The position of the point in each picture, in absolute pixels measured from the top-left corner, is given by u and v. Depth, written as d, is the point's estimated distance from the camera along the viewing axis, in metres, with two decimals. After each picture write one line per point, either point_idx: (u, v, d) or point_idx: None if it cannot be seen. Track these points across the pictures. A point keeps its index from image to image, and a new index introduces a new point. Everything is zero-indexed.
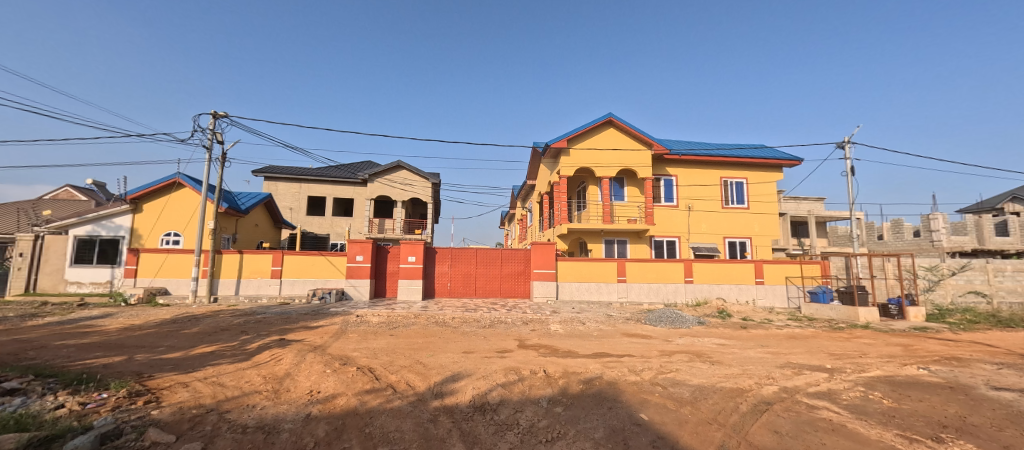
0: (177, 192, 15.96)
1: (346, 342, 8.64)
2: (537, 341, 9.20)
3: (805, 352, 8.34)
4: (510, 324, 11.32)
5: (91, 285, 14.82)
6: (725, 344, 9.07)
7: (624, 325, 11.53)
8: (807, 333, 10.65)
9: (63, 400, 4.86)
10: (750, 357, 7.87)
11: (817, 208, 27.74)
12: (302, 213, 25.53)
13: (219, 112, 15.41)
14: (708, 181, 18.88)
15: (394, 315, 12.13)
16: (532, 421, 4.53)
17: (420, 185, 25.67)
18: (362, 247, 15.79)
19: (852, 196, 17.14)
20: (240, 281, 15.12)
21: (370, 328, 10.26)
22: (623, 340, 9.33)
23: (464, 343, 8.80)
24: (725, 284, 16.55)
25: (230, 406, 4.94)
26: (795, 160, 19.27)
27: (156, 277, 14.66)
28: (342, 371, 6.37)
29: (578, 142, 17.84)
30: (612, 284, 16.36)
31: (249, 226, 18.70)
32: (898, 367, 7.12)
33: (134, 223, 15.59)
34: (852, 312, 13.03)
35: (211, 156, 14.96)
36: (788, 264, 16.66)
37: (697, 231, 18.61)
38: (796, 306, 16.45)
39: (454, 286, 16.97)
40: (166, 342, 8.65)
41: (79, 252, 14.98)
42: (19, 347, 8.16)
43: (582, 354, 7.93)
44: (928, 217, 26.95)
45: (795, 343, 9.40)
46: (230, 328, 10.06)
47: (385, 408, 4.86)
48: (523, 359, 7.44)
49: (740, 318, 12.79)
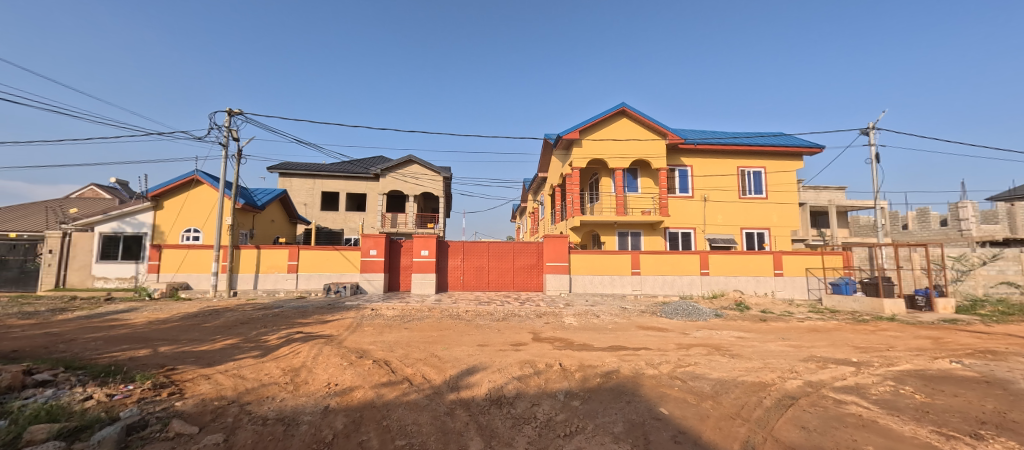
0: (195, 189, 16.27)
1: (362, 335, 8.72)
2: (552, 334, 9.16)
3: (828, 345, 8.10)
4: (523, 317, 11.29)
5: (118, 281, 15.29)
6: (745, 337, 8.87)
7: (639, 318, 11.41)
8: (830, 326, 10.36)
9: (91, 391, 5.00)
10: (771, 350, 7.68)
11: (838, 197, 26.98)
12: (316, 209, 25.87)
13: (234, 109, 15.57)
14: (724, 171, 18.45)
15: (408, 309, 12.21)
16: (549, 415, 4.47)
17: (432, 179, 25.72)
18: (376, 241, 15.92)
19: (877, 184, 16.57)
20: (258, 275, 15.41)
21: (385, 322, 10.34)
22: (639, 333, 9.20)
23: (478, 336, 8.79)
24: (742, 276, 16.22)
25: (250, 398, 5.01)
26: (816, 147, 18.66)
27: (178, 272, 15.04)
28: (359, 363, 6.42)
29: (591, 133, 17.57)
30: (626, 276, 16.17)
31: (265, 222, 18.99)
32: (929, 361, 6.86)
33: (155, 219, 15.95)
34: (877, 304, 12.64)
35: (227, 153, 15.15)
36: (807, 256, 16.23)
37: (712, 222, 18.25)
38: (817, 298, 16.02)
39: (467, 280, 17.02)
40: (188, 335, 8.85)
41: (105, 249, 15.44)
42: (50, 340, 8.45)
43: (598, 347, 7.85)
44: (957, 206, 26.05)
45: (818, 336, 9.13)
46: (250, 322, 10.25)
47: (402, 401, 4.86)
48: (538, 352, 7.39)
49: (759, 311, 12.50)
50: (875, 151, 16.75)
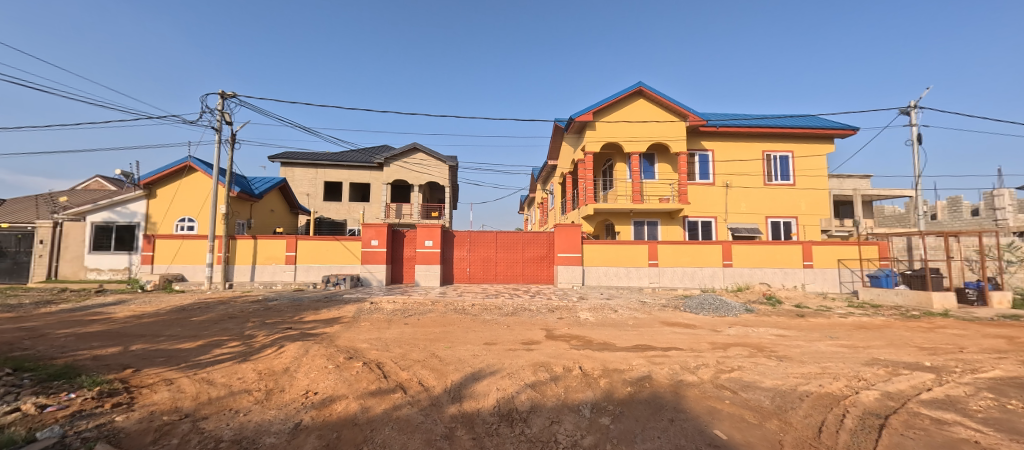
0: (188, 176, 15.50)
1: (357, 332, 7.87)
2: (567, 331, 8.21)
3: (888, 346, 7.04)
4: (535, 312, 10.35)
5: (110, 272, 14.64)
6: (787, 336, 7.83)
7: (661, 312, 10.42)
8: (878, 322, 9.27)
9: (22, 401, 4.18)
10: (823, 351, 6.67)
11: (864, 185, 25.63)
12: (319, 199, 25.16)
13: (227, 92, 14.67)
14: (749, 155, 17.22)
15: (410, 302, 11.32)
16: (573, 439, 3.53)
17: (437, 168, 24.81)
18: (378, 231, 15.07)
19: (918, 168, 15.28)
20: (255, 267, 14.68)
21: (384, 317, 9.48)
22: (664, 330, 8.21)
23: (486, 333, 7.88)
24: (768, 268, 15.07)
25: (209, 411, 4.15)
26: (848, 129, 17.33)
27: (172, 264, 14.34)
28: (348, 366, 5.52)
29: (606, 114, 16.39)
30: (643, 268, 15.14)
31: (264, 211, 18.29)
32: (1020, 366, 5.77)
33: (148, 208, 15.24)
34: (923, 298, 11.46)
35: (221, 137, 14.31)
36: (840, 246, 15.07)
37: (735, 211, 17.05)
38: (851, 292, 14.87)
39: (474, 272, 16.17)
40: (171, 331, 8.09)
41: (97, 239, 14.79)
42: (17, 336, 7.70)
43: (621, 347, 6.88)
44: (992, 194, 24.81)
45: (870, 334, 8.05)
46: (238, 315, 9.42)
47: (390, 418, 3.95)
48: (553, 353, 6.47)
49: (793, 305, 11.39)
50: (916, 132, 15.44)
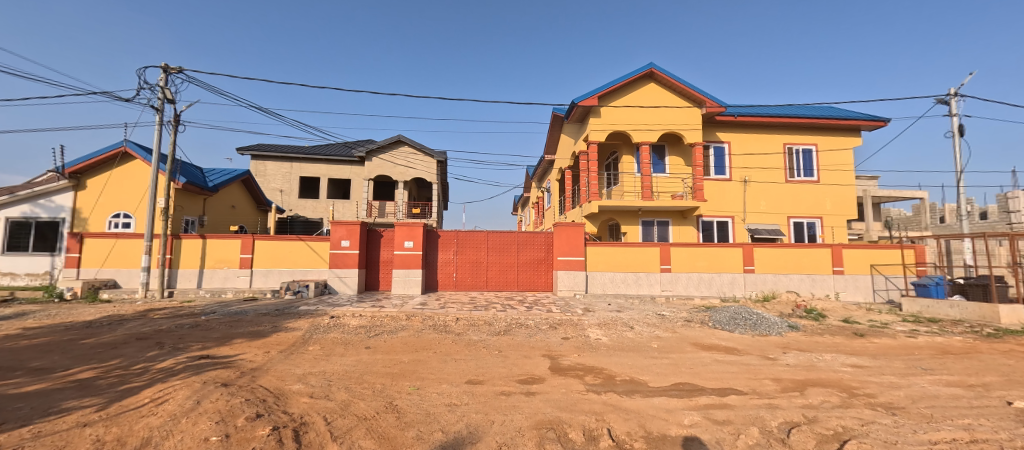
0: (126, 164, 13.27)
1: (297, 362, 5.81)
2: (576, 359, 6.23)
3: (1012, 385, 5.19)
4: (532, 329, 8.34)
5: (27, 277, 12.32)
6: (866, 367, 5.94)
7: (687, 330, 8.52)
8: (959, 345, 7.44)
9: None
10: (939, 396, 4.76)
11: (874, 187, 24.15)
12: (294, 197, 22.92)
13: (171, 65, 12.42)
14: (768, 148, 15.50)
15: (379, 317, 9.23)
16: None
17: (424, 163, 22.73)
18: (349, 230, 12.93)
19: (960, 162, 13.66)
20: (203, 271, 12.52)
21: (341, 337, 7.41)
22: (702, 358, 6.29)
23: (469, 364, 5.87)
24: (794, 274, 13.30)
25: None
26: (876, 121, 15.74)
27: (103, 268, 12.12)
28: (243, 436, 3.45)
29: (611, 100, 14.58)
30: (654, 274, 13.27)
31: (222, 207, 16.12)
32: None
33: (77, 202, 13.03)
34: (989, 312, 9.71)
35: (162, 117, 12.10)
36: (875, 250, 13.33)
37: (754, 210, 15.31)
38: (885, 301, 13.16)
39: (462, 278, 14.17)
40: (39, 361, 5.91)
41: (12, 237, 12.50)
42: None
43: (657, 388, 4.94)
44: (1006, 197, 23.49)
45: (968, 364, 6.18)
46: (150, 335, 7.24)
47: None
48: (563, 401, 4.48)
49: (840, 320, 9.53)
50: (957, 123, 13.86)
